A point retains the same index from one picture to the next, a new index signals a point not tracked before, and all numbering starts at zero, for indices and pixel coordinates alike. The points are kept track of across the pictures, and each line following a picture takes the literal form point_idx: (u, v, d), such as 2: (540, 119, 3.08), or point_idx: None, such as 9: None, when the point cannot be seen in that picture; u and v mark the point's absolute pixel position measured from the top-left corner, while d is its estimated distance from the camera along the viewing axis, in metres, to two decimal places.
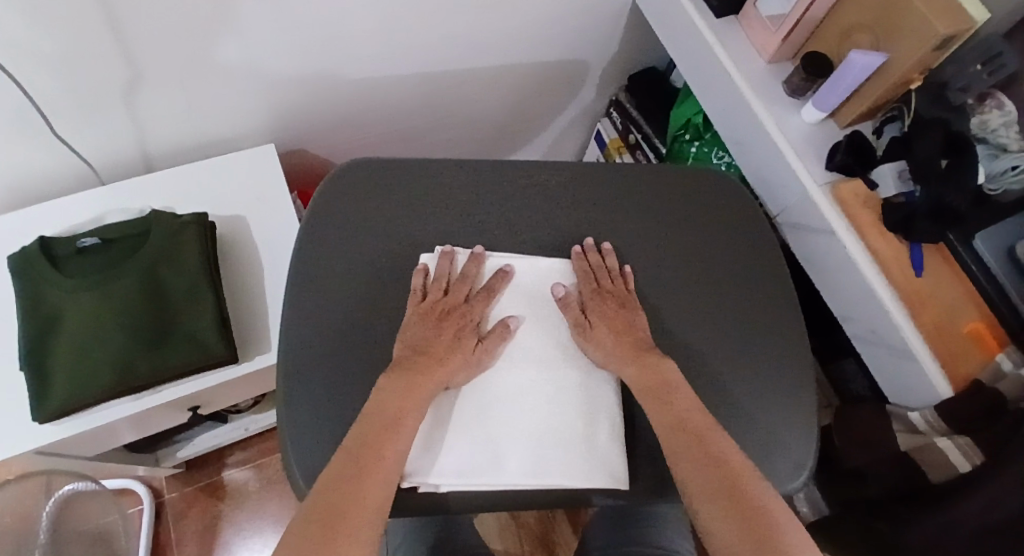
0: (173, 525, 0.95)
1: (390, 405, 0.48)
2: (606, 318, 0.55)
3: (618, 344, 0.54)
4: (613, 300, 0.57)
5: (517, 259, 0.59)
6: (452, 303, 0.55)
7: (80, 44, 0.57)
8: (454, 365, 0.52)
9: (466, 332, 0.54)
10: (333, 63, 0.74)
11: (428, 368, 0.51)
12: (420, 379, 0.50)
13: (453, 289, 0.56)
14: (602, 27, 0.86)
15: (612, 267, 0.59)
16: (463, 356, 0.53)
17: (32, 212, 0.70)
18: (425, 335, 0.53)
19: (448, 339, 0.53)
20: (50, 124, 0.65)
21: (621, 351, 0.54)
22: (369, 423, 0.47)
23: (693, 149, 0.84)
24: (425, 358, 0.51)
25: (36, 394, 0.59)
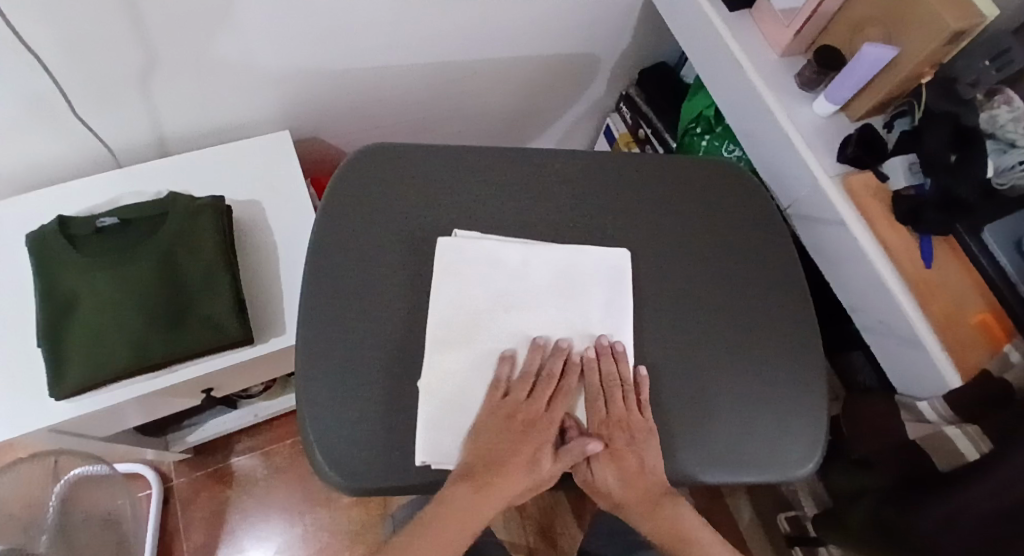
0: (181, 510, 0.96)
1: (462, 513, 0.49)
2: (612, 458, 0.52)
3: (627, 488, 0.52)
4: (620, 433, 0.52)
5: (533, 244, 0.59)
6: (535, 410, 0.53)
7: (102, 27, 0.57)
8: (517, 482, 0.51)
9: (546, 444, 0.52)
10: (347, 52, 0.75)
11: (491, 488, 0.50)
12: (490, 497, 0.50)
13: (539, 388, 0.53)
14: (614, 22, 0.87)
15: (629, 256, 0.60)
16: (535, 475, 0.52)
17: (50, 193, 0.70)
18: (501, 444, 0.51)
19: (525, 458, 0.51)
20: (69, 106, 0.65)
21: (633, 497, 0.52)
22: (438, 525, 0.49)
23: (704, 143, 0.85)
24: (496, 477, 0.50)
25: (54, 371, 0.59)
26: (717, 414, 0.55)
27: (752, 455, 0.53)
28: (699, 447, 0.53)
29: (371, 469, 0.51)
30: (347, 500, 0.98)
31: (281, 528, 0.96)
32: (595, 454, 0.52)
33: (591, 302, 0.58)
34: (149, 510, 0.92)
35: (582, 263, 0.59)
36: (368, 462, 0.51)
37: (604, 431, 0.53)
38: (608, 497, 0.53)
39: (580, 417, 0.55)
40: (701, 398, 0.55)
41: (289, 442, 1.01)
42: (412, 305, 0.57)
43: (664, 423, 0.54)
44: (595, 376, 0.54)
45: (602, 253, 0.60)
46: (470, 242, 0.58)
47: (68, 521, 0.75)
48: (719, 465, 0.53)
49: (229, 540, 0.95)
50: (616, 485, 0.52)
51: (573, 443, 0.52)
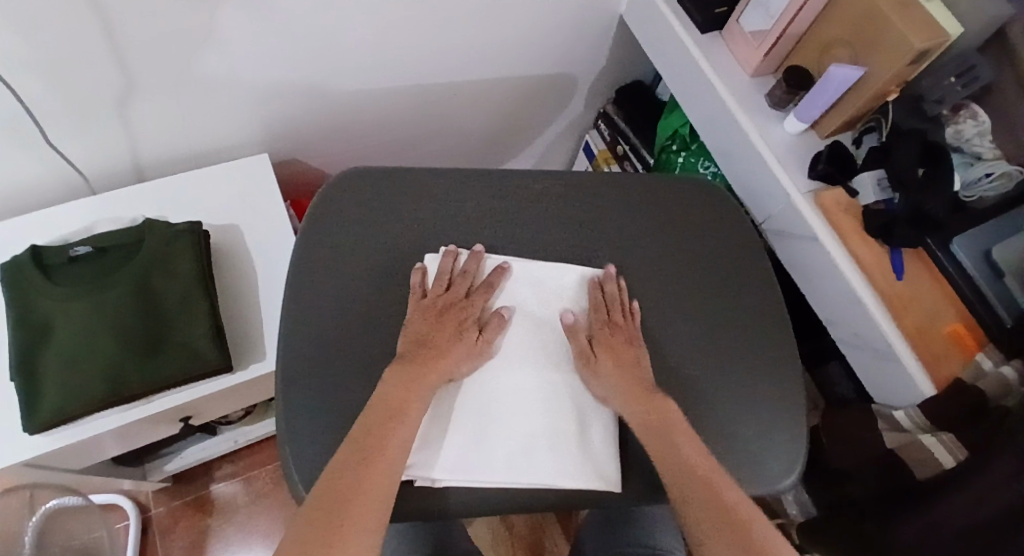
0: (160, 541, 0.93)
1: (395, 395, 0.49)
2: (611, 349, 0.55)
3: (621, 378, 0.54)
4: (620, 332, 0.56)
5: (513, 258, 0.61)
6: (452, 298, 0.56)
7: (76, 53, 0.57)
8: (451, 356, 0.53)
9: (466, 326, 0.55)
10: (327, 75, 0.75)
11: (429, 362, 0.52)
12: (423, 370, 0.51)
13: (455, 284, 0.57)
14: (590, 41, 0.88)
15: (614, 275, 0.60)
16: (466, 347, 0.54)
17: (22, 221, 0.69)
18: (427, 325, 0.54)
19: (450, 332, 0.54)
20: (42, 133, 0.65)
21: (626, 386, 0.54)
22: (376, 410, 0.48)
23: (680, 160, 0.86)
24: (429, 349, 0.53)
25: (26, 405, 0.58)
26: (698, 428, 0.55)
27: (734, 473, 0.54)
28: None
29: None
30: None
31: None
32: (595, 344, 0.56)
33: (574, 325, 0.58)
34: (126, 543, 0.89)
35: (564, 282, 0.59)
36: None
37: (604, 329, 0.56)
38: (603, 385, 0.54)
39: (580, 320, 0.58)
40: (683, 415, 0.55)
41: (271, 467, 0.99)
42: (393, 328, 0.57)
43: None
44: (598, 294, 0.59)
45: (585, 273, 0.60)
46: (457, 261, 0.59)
47: None
48: None
49: None
50: (611, 373, 0.54)
51: (577, 334, 0.56)
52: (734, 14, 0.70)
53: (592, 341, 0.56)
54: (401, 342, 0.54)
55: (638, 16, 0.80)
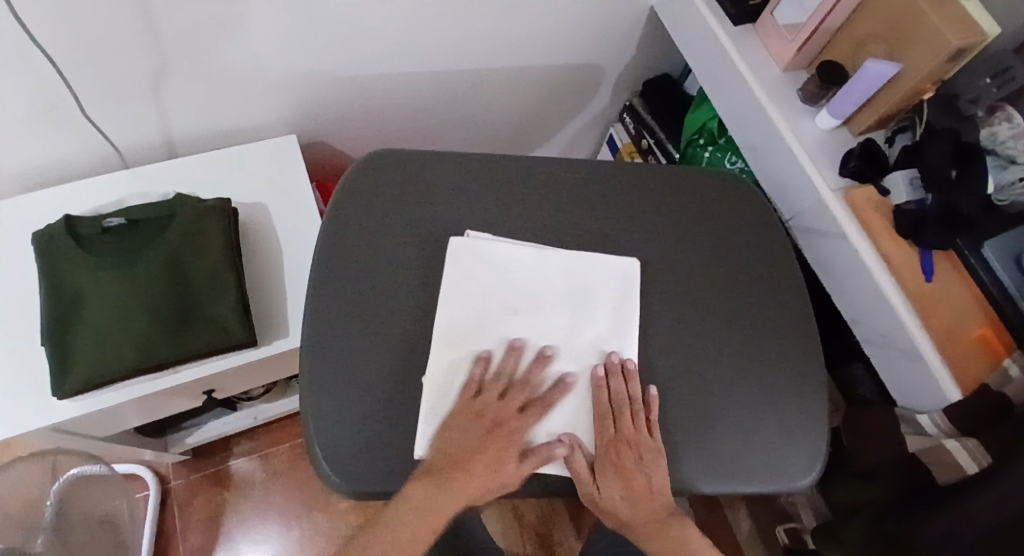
0: (178, 512, 0.95)
1: (425, 510, 0.51)
2: (621, 474, 0.53)
3: (634, 507, 0.54)
4: (629, 452, 0.53)
5: (543, 249, 0.60)
6: (506, 414, 0.54)
7: (115, 29, 0.58)
8: (480, 477, 0.52)
9: (512, 444, 0.53)
10: (356, 60, 0.76)
11: (458, 481, 0.52)
12: (458, 494, 0.52)
13: (514, 391, 0.54)
14: (619, 32, 0.88)
15: (638, 266, 0.60)
16: (500, 476, 0.52)
17: (57, 193, 0.71)
18: (467, 446, 0.52)
19: (490, 458, 0.52)
20: (80, 107, 0.66)
21: (639, 515, 0.54)
22: (427, 486, 0.51)
23: (707, 154, 0.85)
24: (459, 472, 0.52)
25: (56, 369, 0.59)
26: (717, 423, 0.55)
27: (751, 469, 0.53)
28: (700, 456, 0.53)
29: (373, 474, 0.51)
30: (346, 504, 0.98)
31: (279, 532, 0.96)
32: (601, 468, 0.53)
33: (598, 314, 0.58)
34: (146, 512, 0.91)
35: (590, 272, 0.59)
36: (370, 467, 0.51)
37: (611, 450, 0.53)
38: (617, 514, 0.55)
39: (586, 441, 0.54)
40: (702, 408, 0.55)
41: (287, 445, 1.01)
42: (416, 309, 0.57)
43: (665, 432, 0.54)
44: (604, 397, 0.54)
45: (613, 264, 0.60)
46: (488, 242, 0.59)
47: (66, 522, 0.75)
48: (723, 476, 0.53)
49: (225, 544, 0.95)
50: (624, 504, 0.54)
51: (578, 460, 0.52)
52: (768, 7, 0.69)
53: (597, 463, 0.53)
54: (428, 451, 0.51)
55: (670, 8, 0.80)
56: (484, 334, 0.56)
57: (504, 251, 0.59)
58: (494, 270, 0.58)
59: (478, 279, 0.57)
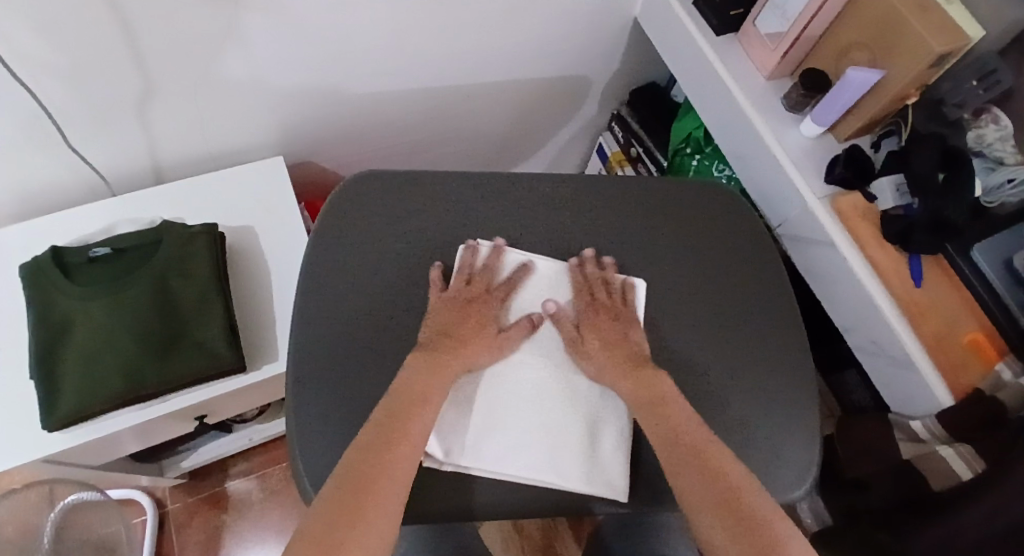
0: (175, 536, 0.95)
1: (420, 381, 0.50)
2: (602, 336, 0.56)
3: (611, 352, 0.55)
4: (607, 312, 0.57)
5: (547, 260, 0.61)
6: (475, 292, 0.57)
7: (97, 57, 0.58)
8: (474, 350, 0.54)
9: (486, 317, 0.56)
10: (341, 78, 0.76)
11: (452, 353, 0.53)
12: (443, 359, 0.52)
13: (477, 278, 0.58)
14: (604, 43, 0.88)
15: (646, 288, 0.60)
16: (491, 341, 0.55)
17: (44, 222, 0.71)
18: (451, 317, 0.55)
19: (474, 324, 0.55)
20: (65, 136, 0.66)
21: (614, 364, 0.54)
22: (400, 397, 0.49)
23: (694, 162, 0.85)
24: (449, 340, 0.54)
25: (46, 401, 0.59)
26: (710, 437, 0.54)
27: None
28: None
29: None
30: None
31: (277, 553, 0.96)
32: (582, 324, 0.57)
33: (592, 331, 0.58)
34: (143, 537, 0.91)
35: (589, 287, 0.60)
36: None
37: (591, 310, 0.58)
38: (593, 364, 0.55)
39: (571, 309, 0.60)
40: None
41: (284, 464, 1.00)
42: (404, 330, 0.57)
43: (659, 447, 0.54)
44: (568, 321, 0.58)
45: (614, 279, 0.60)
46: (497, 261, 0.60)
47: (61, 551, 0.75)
48: None
49: None
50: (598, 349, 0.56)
51: (564, 320, 0.57)
52: (750, 16, 0.69)
53: (579, 321, 0.58)
54: (429, 331, 0.55)
55: (653, 19, 0.80)
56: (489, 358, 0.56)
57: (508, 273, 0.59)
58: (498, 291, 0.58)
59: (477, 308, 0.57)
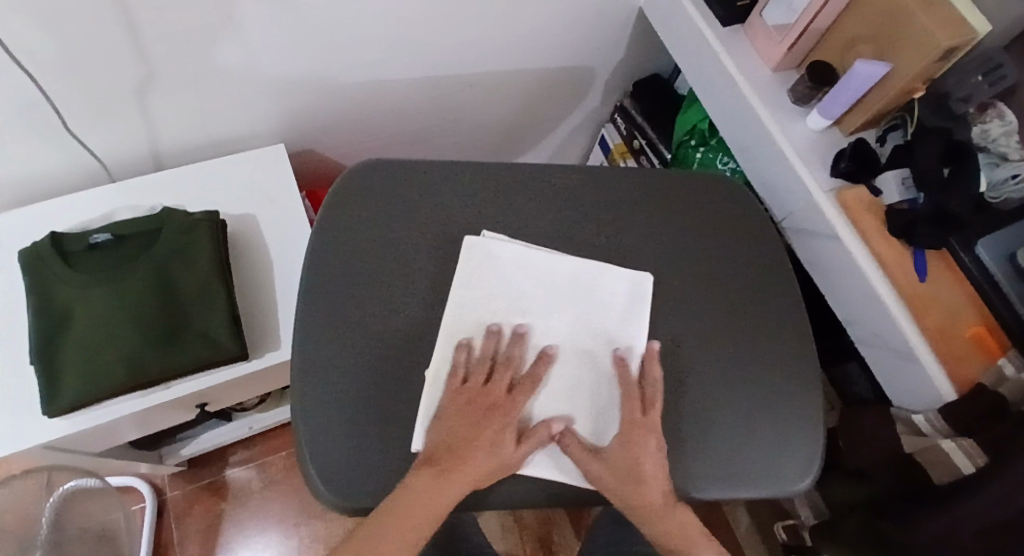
0: (175, 524, 0.95)
1: (422, 503, 0.47)
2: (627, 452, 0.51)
3: (615, 479, 0.50)
4: (643, 436, 0.51)
5: (552, 253, 0.60)
6: (496, 396, 0.52)
7: (96, 43, 0.57)
8: (477, 459, 0.49)
9: (501, 418, 0.51)
10: (343, 67, 0.75)
11: (454, 469, 0.49)
12: (449, 481, 0.48)
13: (498, 373, 0.53)
14: (609, 34, 0.87)
15: (650, 281, 0.60)
16: (492, 445, 0.50)
17: (44, 208, 0.70)
18: (462, 429, 0.51)
19: (495, 430, 0.51)
20: (65, 122, 0.65)
21: (617, 483, 0.50)
22: (399, 512, 0.47)
23: (699, 154, 0.84)
24: (459, 459, 0.49)
25: (47, 389, 0.59)
26: (714, 430, 0.55)
27: (748, 473, 0.53)
28: (697, 461, 0.53)
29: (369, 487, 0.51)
30: None
31: (277, 542, 0.96)
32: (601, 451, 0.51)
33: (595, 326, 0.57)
34: (142, 525, 0.91)
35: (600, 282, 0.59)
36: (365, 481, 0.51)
37: (626, 433, 0.51)
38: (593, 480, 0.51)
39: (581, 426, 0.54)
40: (696, 415, 0.55)
41: (284, 454, 1.01)
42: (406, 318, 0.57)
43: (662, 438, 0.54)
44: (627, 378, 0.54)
45: (627, 276, 0.59)
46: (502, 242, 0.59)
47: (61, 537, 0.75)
48: (720, 481, 0.53)
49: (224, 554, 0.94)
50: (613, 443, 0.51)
51: (571, 443, 0.51)
52: (757, 7, 0.69)
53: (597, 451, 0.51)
54: (435, 438, 0.50)
55: (658, 9, 0.79)
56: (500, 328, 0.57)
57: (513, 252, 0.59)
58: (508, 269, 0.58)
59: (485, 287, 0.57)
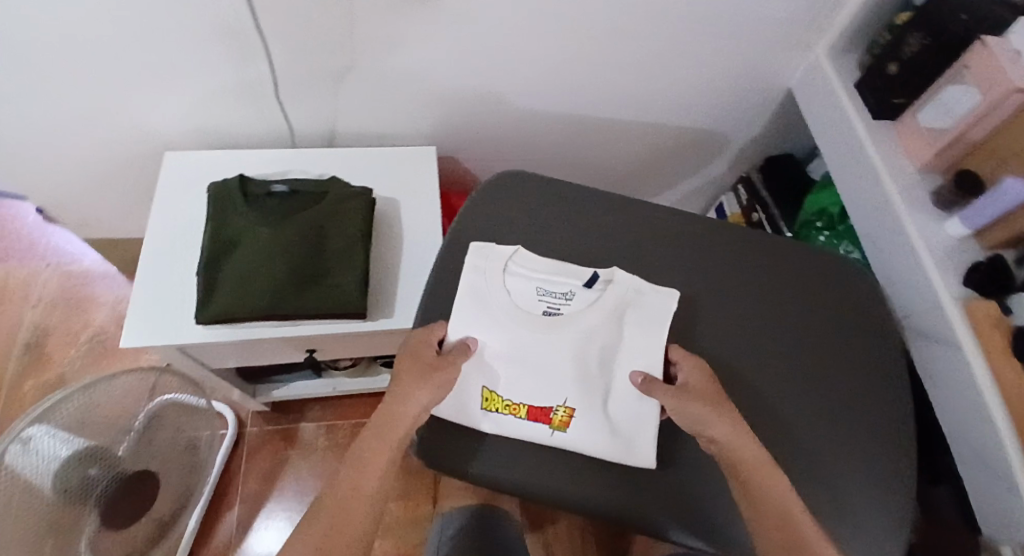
0: (246, 456, 1.03)
1: (367, 451, 0.55)
2: (710, 402, 0.55)
3: (736, 434, 0.54)
4: (719, 396, 0.56)
5: (514, 277, 0.63)
6: (712, 385, 0.56)
7: (321, 28, 0.69)
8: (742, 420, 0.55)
9: (444, 384, 0.56)
10: (506, 91, 0.83)
11: (392, 416, 0.55)
12: (389, 426, 0.55)
13: (703, 374, 0.57)
14: (752, 108, 0.91)
15: (546, 289, 0.62)
16: (428, 389, 0.55)
17: (236, 155, 0.83)
18: (710, 404, 0.55)
19: (722, 401, 0.55)
20: (274, 87, 0.78)
21: (735, 445, 0.53)
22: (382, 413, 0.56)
23: (822, 239, 0.83)
24: (727, 413, 0.54)
25: (203, 299, 0.68)
26: None
27: None
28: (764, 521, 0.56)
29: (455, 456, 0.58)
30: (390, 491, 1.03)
31: None
32: (693, 396, 0.55)
33: (528, 359, 0.60)
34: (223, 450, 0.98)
35: (522, 310, 0.61)
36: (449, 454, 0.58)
37: (705, 391, 0.56)
38: (714, 436, 0.54)
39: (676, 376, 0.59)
40: None
41: (351, 423, 1.07)
42: (553, 267, 0.64)
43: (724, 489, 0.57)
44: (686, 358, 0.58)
45: (512, 295, 0.62)
46: (501, 249, 0.64)
47: (145, 437, 0.80)
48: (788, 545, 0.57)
49: (276, 496, 1.01)
50: (728, 431, 0.54)
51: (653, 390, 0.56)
52: (911, 108, 0.70)
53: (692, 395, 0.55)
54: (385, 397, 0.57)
55: (809, 95, 0.83)
56: (524, 321, 0.60)
57: (503, 285, 0.62)
58: (482, 299, 0.61)
59: (508, 285, 0.62)
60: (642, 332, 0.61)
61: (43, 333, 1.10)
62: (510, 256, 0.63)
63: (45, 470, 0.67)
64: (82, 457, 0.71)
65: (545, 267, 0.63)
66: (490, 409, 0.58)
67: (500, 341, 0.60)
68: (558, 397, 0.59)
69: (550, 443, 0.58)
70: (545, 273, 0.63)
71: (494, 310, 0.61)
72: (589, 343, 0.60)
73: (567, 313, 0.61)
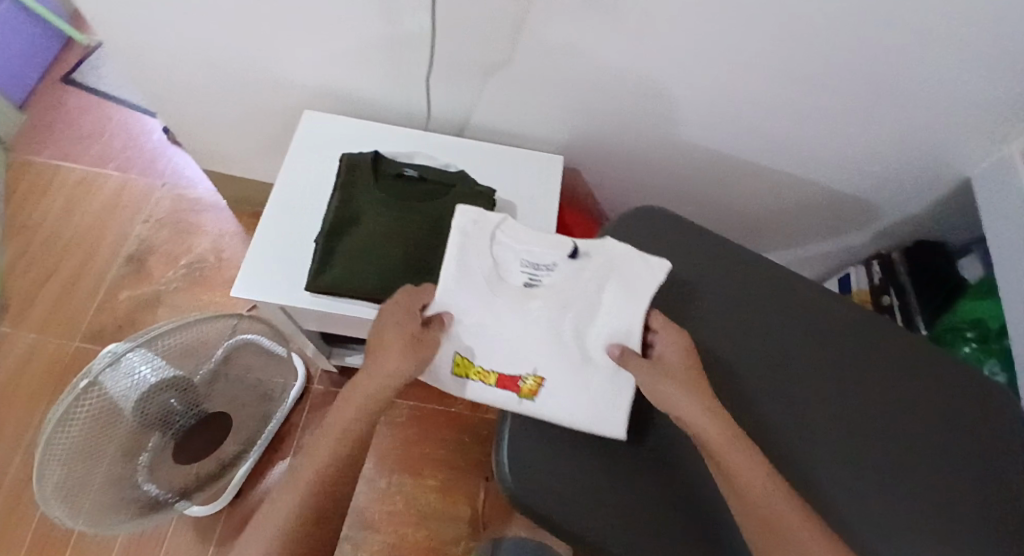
0: (306, 411, 1.06)
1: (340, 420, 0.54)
2: (690, 386, 0.53)
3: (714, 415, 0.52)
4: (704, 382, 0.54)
5: (499, 241, 0.61)
6: (697, 370, 0.54)
7: (488, 21, 0.67)
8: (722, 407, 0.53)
9: (419, 356, 0.55)
10: (652, 117, 0.79)
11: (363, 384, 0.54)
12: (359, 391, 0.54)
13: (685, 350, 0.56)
14: (909, 187, 0.84)
15: (532, 257, 0.61)
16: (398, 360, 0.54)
17: (370, 128, 0.83)
18: (687, 388, 0.53)
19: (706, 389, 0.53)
20: (424, 68, 0.77)
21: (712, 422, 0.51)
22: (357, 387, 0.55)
23: (966, 350, 0.76)
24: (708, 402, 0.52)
25: (316, 266, 0.68)
26: None
27: None
28: None
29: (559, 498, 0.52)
30: (433, 482, 1.03)
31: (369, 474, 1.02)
32: (670, 381, 0.53)
33: (508, 325, 0.60)
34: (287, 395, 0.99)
35: (506, 275, 0.61)
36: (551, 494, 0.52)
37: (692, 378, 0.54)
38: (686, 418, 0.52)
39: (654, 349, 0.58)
40: None
41: (409, 405, 1.08)
42: (541, 238, 0.61)
43: None
44: (672, 337, 0.57)
45: (496, 258, 0.61)
46: (492, 217, 0.62)
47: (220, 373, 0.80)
48: None
49: None
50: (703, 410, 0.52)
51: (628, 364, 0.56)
52: None
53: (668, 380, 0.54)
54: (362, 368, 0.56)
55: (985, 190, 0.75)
56: (503, 289, 0.60)
57: (488, 251, 0.61)
58: (466, 265, 0.60)
59: (494, 252, 0.61)
60: (617, 310, 0.60)
61: (151, 247, 1.15)
62: (497, 220, 0.62)
63: (131, 394, 0.67)
64: (167, 386, 0.72)
65: (529, 234, 0.62)
66: (461, 374, 0.59)
67: (482, 307, 0.59)
68: (529, 368, 0.59)
69: (518, 412, 0.57)
70: (528, 242, 0.61)
71: (477, 276, 0.60)
72: (567, 308, 0.60)
73: (546, 284, 0.61)
